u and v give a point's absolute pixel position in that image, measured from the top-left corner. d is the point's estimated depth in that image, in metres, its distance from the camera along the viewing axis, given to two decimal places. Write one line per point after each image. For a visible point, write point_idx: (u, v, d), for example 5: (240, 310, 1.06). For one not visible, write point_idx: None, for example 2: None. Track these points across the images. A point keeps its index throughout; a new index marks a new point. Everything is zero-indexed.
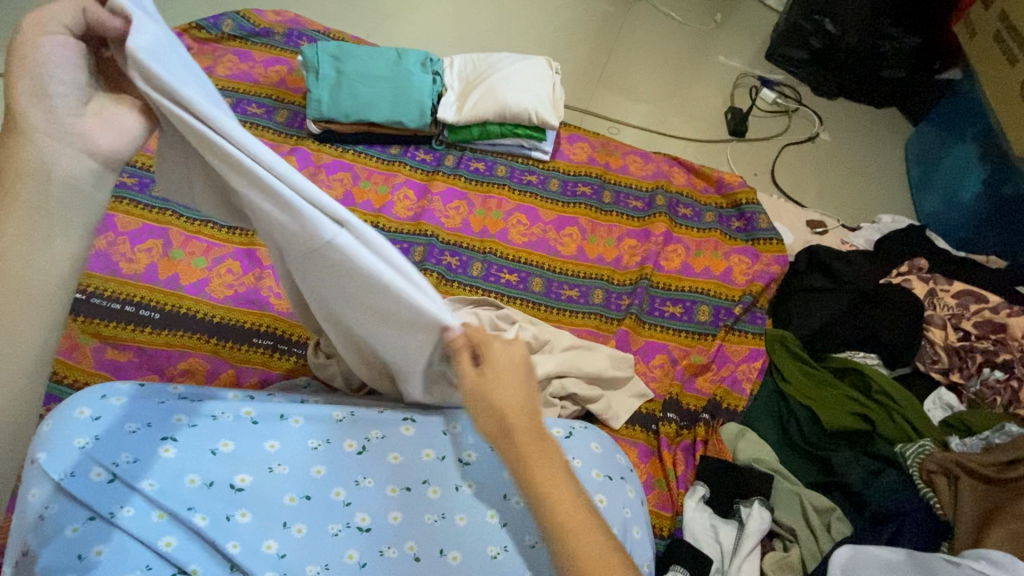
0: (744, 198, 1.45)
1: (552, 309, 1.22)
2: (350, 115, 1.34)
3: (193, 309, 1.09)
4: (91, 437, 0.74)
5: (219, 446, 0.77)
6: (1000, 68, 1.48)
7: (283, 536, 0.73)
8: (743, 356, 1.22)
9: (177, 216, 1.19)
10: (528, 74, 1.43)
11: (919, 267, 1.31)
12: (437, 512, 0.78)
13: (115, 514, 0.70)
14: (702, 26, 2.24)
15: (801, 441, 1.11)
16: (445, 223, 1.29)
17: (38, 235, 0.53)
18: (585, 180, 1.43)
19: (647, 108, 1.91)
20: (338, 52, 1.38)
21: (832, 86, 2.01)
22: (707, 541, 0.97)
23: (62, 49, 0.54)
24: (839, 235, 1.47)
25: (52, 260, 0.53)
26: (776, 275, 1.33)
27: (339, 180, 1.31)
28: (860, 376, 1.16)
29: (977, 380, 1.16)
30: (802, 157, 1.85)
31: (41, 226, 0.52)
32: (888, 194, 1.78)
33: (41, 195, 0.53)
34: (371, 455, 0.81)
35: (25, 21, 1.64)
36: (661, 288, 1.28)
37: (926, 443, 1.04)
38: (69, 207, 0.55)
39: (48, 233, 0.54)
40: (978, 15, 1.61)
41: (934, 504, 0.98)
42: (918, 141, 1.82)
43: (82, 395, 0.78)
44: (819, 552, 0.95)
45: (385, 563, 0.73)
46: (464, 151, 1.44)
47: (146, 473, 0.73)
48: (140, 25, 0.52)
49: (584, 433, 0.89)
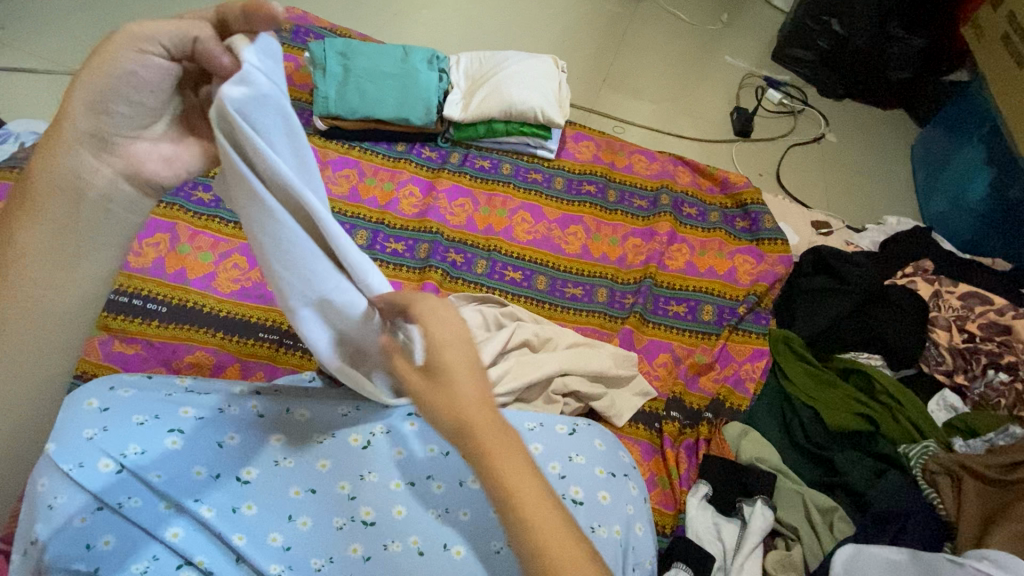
0: (749, 199, 1.45)
1: (556, 307, 1.22)
2: (356, 112, 1.35)
3: (200, 303, 1.10)
4: (99, 428, 0.75)
5: (226, 439, 0.78)
6: (1008, 69, 1.48)
7: (288, 529, 0.74)
8: (748, 356, 1.21)
9: (184, 211, 1.20)
10: (534, 72, 1.43)
11: (923, 269, 1.31)
12: (441, 507, 0.79)
13: (123, 504, 0.70)
14: (708, 26, 2.24)
15: (805, 442, 1.11)
16: (450, 221, 1.29)
17: (60, 252, 0.54)
18: (590, 178, 1.43)
19: (652, 108, 1.91)
20: (345, 49, 1.39)
21: (839, 88, 2.00)
22: (710, 540, 0.97)
23: (144, 66, 0.52)
24: (843, 236, 1.46)
25: (73, 277, 0.54)
26: (781, 275, 1.33)
27: (345, 176, 1.31)
28: (864, 376, 1.17)
29: (981, 383, 1.15)
30: (807, 158, 1.85)
31: (59, 238, 0.53)
32: (893, 196, 1.78)
33: (68, 212, 0.53)
34: (376, 450, 0.82)
35: (35, 15, 1.65)
36: (666, 287, 1.29)
37: (929, 444, 1.04)
38: (97, 228, 0.55)
39: (75, 253, 0.54)
40: (986, 16, 1.61)
41: (935, 504, 0.98)
42: (924, 143, 1.82)
43: (91, 388, 0.79)
44: (823, 552, 0.95)
45: (387, 557, 0.74)
46: (469, 148, 1.44)
47: (154, 464, 0.74)
48: (242, 81, 0.49)
49: (587, 431, 0.89)
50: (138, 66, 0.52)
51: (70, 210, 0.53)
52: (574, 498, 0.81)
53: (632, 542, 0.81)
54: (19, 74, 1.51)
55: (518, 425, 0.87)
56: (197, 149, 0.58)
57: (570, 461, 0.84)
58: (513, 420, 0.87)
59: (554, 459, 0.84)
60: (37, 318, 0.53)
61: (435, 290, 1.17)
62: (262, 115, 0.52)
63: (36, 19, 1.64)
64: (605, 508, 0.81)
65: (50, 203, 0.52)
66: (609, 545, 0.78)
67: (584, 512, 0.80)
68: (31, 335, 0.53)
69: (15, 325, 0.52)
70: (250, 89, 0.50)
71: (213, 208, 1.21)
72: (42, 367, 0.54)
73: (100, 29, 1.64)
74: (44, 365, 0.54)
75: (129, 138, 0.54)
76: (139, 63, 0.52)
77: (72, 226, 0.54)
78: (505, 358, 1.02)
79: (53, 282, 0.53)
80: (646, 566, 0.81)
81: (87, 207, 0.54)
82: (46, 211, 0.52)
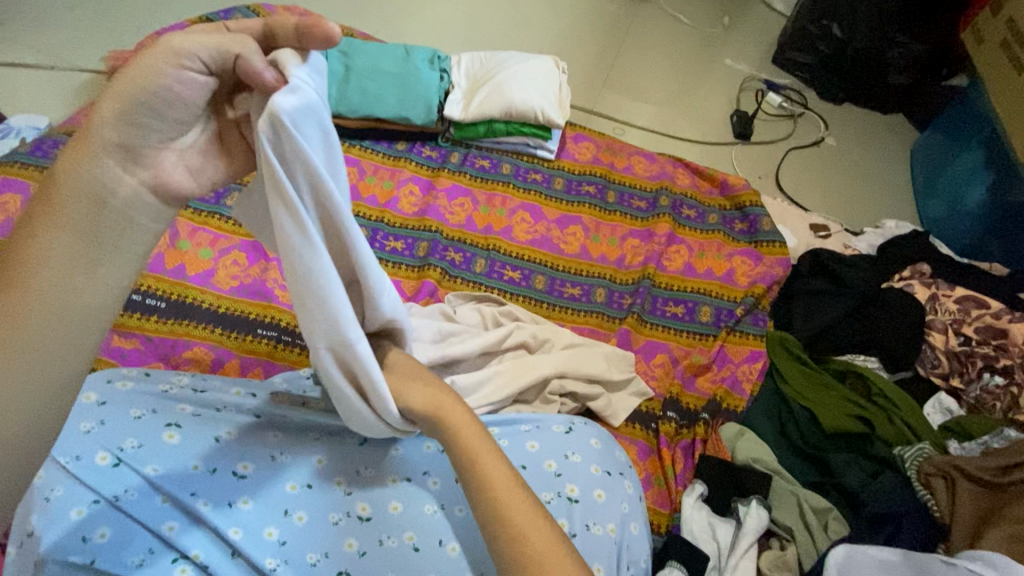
0: (747, 201, 1.46)
1: (555, 307, 1.23)
2: (357, 111, 1.35)
3: (200, 299, 1.10)
4: (96, 421, 0.75)
5: (222, 433, 0.78)
6: (1007, 74, 1.49)
7: (283, 524, 0.74)
8: (745, 357, 1.22)
9: (185, 207, 1.20)
10: (535, 73, 1.44)
11: (920, 272, 1.31)
12: (437, 504, 0.79)
13: (119, 497, 0.71)
14: (709, 29, 2.24)
15: (801, 443, 1.11)
16: (450, 220, 1.30)
17: (82, 258, 0.54)
18: (589, 179, 1.43)
19: (652, 109, 1.91)
20: (346, 48, 1.39)
21: (839, 92, 2.01)
22: (705, 539, 0.96)
23: (182, 82, 0.54)
24: (841, 239, 1.47)
25: (93, 281, 0.55)
26: (779, 278, 1.34)
27: (345, 175, 1.31)
28: (861, 379, 1.17)
29: (977, 386, 1.16)
30: (806, 161, 1.85)
31: (80, 243, 0.54)
32: (892, 200, 1.78)
33: (88, 216, 0.54)
34: (373, 446, 0.82)
35: (37, 10, 1.66)
36: (664, 288, 1.29)
37: (924, 446, 1.04)
38: (118, 233, 0.55)
39: (96, 258, 0.55)
40: (985, 22, 1.62)
41: (930, 505, 0.98)
42: (923, 147, 1.82)
43: (90, 382, 0.80)
44: (818, 552, 0.95)
45: (383, 553, 0.74)
46: (470, 148, 1.44)
47: (152, 458, 0.74)
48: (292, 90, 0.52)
49: (583, 429, 0.89)
50: (175, 81, 0.53)
51: (92, 214, 0.54)
52: (569, 496, 0.81)
53: (626, 540, 0.81)
54: (22, 70, 1.52)
55: (512, 426, 0.88)
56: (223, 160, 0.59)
57: (565, 459, 0.84)
58: (508, 422, 0.88)
59: (550, 456, 0.84)
60: (55, 325, 0.53)
61: (433, 288, 1.18)
62: (308, 126, 0.54)
63: (38, 15, 1.65)
64: (600, 506, 0.81)
65: (73, 210, 0.53)
66: (605, 544, 0.78)
67: (579, 511, 0.80)
68: (44, 340, 0.53)
69: (32, 332, 0.53)
70: (301, 99, 0.52)
71: (215, 205, 1.22)
72: (59, 372, 0.55)
73: (102, 26, 1.65)
74: (61, 371, 0.55)
75: (158, 148, 0.55)
76: (177, 78, 0.53)
77: (94, 230, 0.54)
78: (502, 357, 1.02)
79: (73, 287, 0.54)
80: (640, 565, 0.81)
81: (108, 211, 0.54)
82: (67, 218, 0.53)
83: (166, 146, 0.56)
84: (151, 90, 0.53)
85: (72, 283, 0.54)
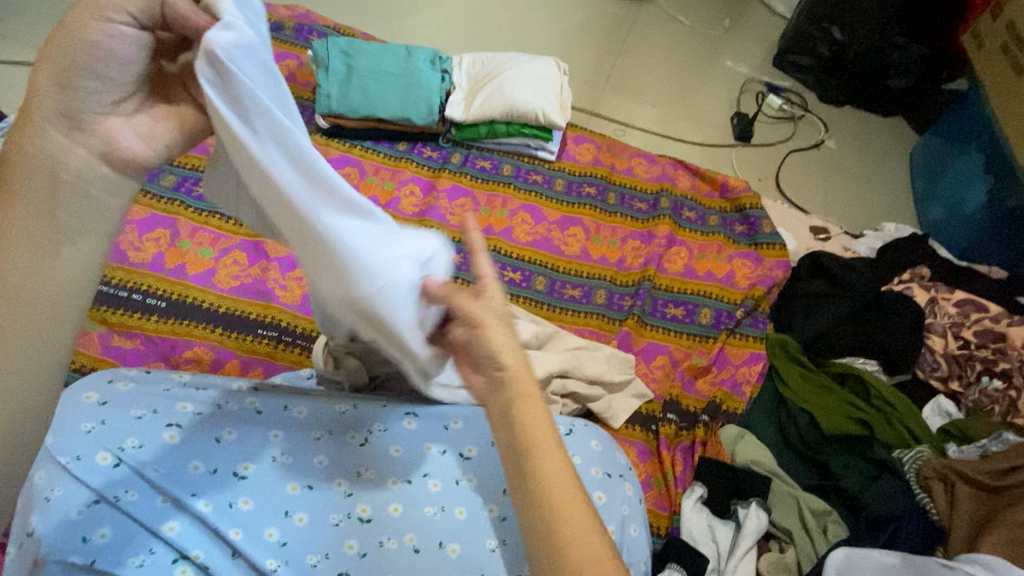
0: (748, 203, 1.46)
1: (554, 308, 1.23)
2: (358, 111, 1.35)
3: (200, 299, 1.10)
4: (97, 421, 0.75)
5: (223, 434, 0.78)
6: (1007, 78, 1.49)
7: (284, 525, 0.74)
8: (744, 359, 1.22)
9: (185, 207, 1.20)
10: (536, 74, 1.44)
11: (920, 275, 1.32)
12: (438, 505, 0.79)
13: (120, 498, 0.71)
14: (710, 31, 2.25)
15: (800, 446, 1.11)
16: (450, 221, 1.30)
17: (45, 243, 0.53)
18: (589, 180, 1.44)
19: (653, 111, 1.91)
20: (347, 48, 1.39)
21: (839, 94, 2.01)
22: (705, 541, 0.97)
23: (110, 35, 0.53)
24: (841, 242, 1.47)
25: (56, 264, 0.54)
26: (778, 280, 1.34)
27: (347, 175, 1.32)
28: (861, 382, 1.17)
29: (976, 389, 1.16)
30: (806, 163, 1.86)
31: (38, 224, 0.53)
32: (891, 203, 1.78)
33: (48, 199, 0.53)
34: (374, 447, 0.82)
35: (40, 10, 1.66)
36: (663, 289, 1.29)
37: (923, 449, 1.05)
38: (81, 215, 0.54)
39: (57, 241, 0.54)
40: (986, 26, 1.62)
41: (929, 508, 1.00)
42: (922, 150, 1.83)
43: (91, 381, 0.80)
44: (816, 555, 0.96)
45: (384, 555, 0.74)
46: (470, 149, 1.44)
47: (152, 458, 0.74)
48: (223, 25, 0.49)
49: (584, 431, 0.89)
50: (102, 36, 0.52)
51: (50, 194, 0.53)
52: None
53: (626, 542, 0.82)
54: (25, 69, 1.52)
55: None
56: (173, 119, 0.58)
57: None
58: None
59: None
60: (24, 312, 0.53)
61: None
62: (251, 64, 0.51)
63: (40, 15, 1.65)
64: (601, 508, 0.82)
65: (35, 194, 0.53)
66: None
67: None
68: (17, 326, 0.53)
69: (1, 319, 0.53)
70: (237, 35, 0.50)
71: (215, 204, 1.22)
72: (33, 360, 0.55)
73: None
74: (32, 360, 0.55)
75: (102, 114, 0.54)
76: (103, 32, 0.52)
77: (51, 212, 0.53)
78: None
79: (36, 271, 0.53)
80: (641, 565, 0.82)
81: (64, 188, 0.53)
82: (36, 204, 0.53)
83: (112, 111, 0.55)
84: (84, 50, 0.52)
85: (42, 267, 0.53)
